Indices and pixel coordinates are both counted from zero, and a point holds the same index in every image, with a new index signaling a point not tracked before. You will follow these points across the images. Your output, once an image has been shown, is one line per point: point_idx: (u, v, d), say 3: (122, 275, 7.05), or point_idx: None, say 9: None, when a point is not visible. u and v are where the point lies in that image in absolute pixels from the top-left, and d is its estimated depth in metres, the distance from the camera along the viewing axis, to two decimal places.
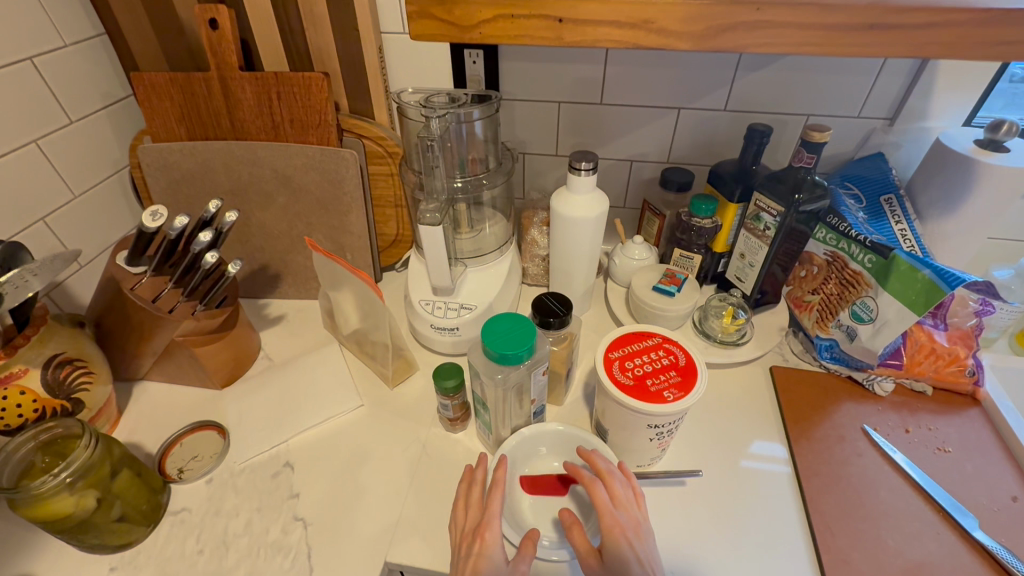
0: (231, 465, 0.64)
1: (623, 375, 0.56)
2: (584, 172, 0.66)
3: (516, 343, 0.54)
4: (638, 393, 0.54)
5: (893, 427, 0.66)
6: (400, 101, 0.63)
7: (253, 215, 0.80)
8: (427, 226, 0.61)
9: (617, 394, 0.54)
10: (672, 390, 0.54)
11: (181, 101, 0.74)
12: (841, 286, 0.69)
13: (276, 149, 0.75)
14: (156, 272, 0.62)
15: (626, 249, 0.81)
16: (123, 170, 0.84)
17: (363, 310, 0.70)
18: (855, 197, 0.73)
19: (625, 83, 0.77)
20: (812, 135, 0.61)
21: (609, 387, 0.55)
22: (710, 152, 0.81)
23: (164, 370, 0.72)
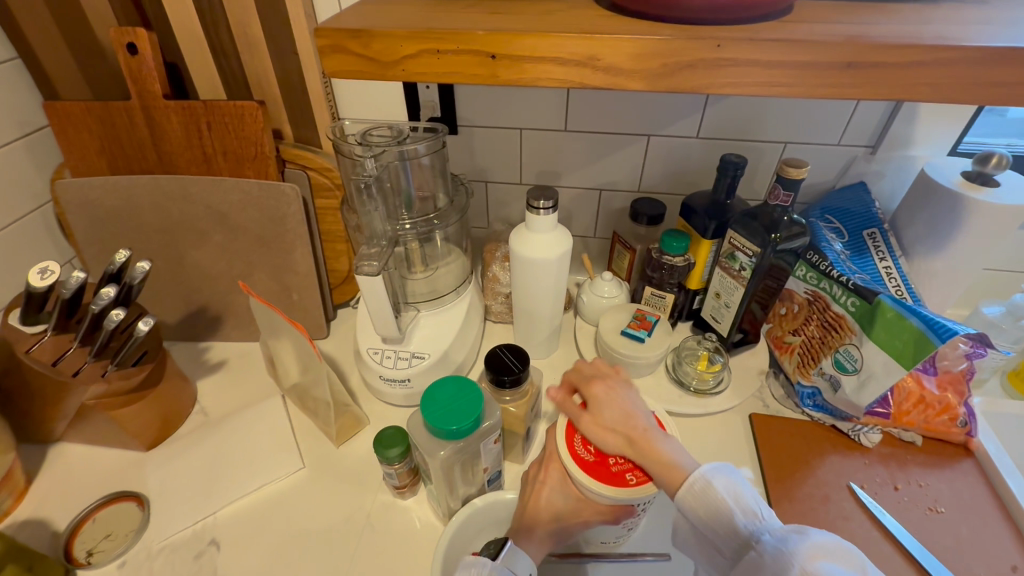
0: (148, 544, 0.57)
1: (585, 449, 0.49)
2: (542, 210, 0.61)
3: (459, 415, 0.48)
4: (599, 472, 0.47)
5: (881, 483, 0.61)
6: (335, 136, 0.57)
7: (187, 254, 0.73)
8: (366, 276, 0.54)
9: (573, 472, 0.48)
10: (637, 473, 0.47)
11: (102, 132, 0.67)
12: (824, 329, 0.64)
13: (208, 184, 0.68)
14: (59, 330, 0.56)
15: (594, 285, 0.75)
16: (45, 205, 0.76)
17: (303, 363, 0.64)
18: (836, 230, 0.68)
19: (590, 110, 0.72)
20: (788, 171, 0.55)
21: (568, 461, 0.49)
22: (683, 181, 0.76)
23: (82, 432, 0.64)
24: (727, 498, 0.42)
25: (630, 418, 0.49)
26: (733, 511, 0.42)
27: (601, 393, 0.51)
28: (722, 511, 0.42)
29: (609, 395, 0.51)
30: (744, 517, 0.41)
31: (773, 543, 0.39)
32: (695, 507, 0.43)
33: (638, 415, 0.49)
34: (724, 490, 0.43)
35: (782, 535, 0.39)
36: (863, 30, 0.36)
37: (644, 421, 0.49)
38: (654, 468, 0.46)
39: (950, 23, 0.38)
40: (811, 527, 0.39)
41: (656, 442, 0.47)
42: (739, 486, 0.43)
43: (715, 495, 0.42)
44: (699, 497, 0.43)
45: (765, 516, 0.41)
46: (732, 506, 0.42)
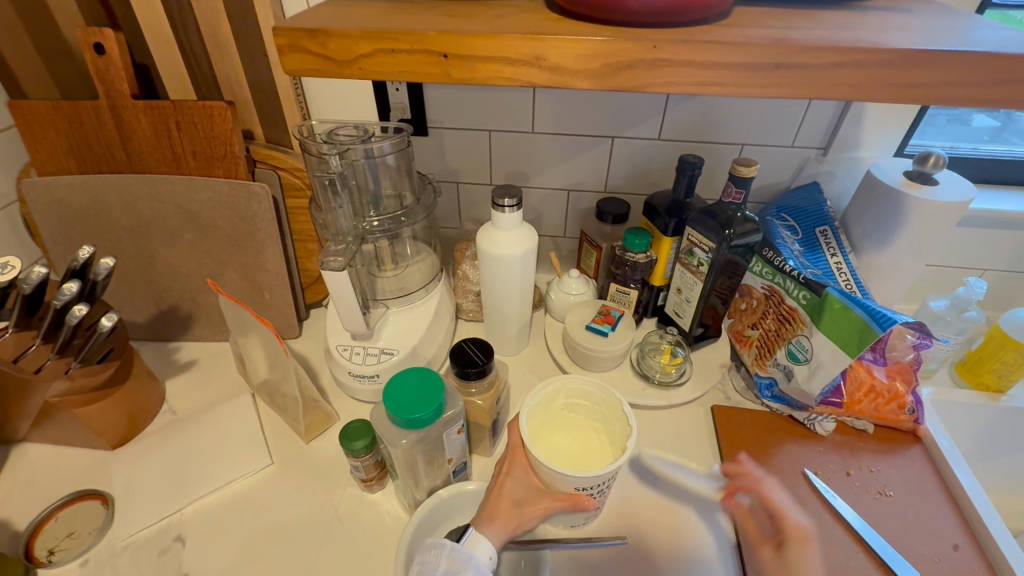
0: (112, 541, 0.57)
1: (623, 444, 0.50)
2: (507, 208, 0.62)
3: (420, 404, 0.49)
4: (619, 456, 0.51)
5: (834, 469, 0.63)
6: (301, 135, 0.58)
7: (156, 253, 0.73)
8: (332, 272, 0.55)
9: (543, 463, 0.49)
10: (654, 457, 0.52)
11: (69, 131, 0.67)
12: (779, 322, 0.66)
13: (178, 183, 0.69)
14: (21, 327, 0.55)
15: (562, 283, 0.77)
16: (11, 205, 0.76)
17: (272, 359, 0.64)
18: (791, 228, 0.71)
19: (556, 112, 0.74)
20: (740, 169, 0.58)
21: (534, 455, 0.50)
22: (647, 181, 0.79)
23: (46, 431, 0.64)
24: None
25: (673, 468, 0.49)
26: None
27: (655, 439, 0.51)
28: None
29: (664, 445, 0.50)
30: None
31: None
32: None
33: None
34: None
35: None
36: (790, 33, 0.38)
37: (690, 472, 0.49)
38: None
39: (873, 29, 0.41)
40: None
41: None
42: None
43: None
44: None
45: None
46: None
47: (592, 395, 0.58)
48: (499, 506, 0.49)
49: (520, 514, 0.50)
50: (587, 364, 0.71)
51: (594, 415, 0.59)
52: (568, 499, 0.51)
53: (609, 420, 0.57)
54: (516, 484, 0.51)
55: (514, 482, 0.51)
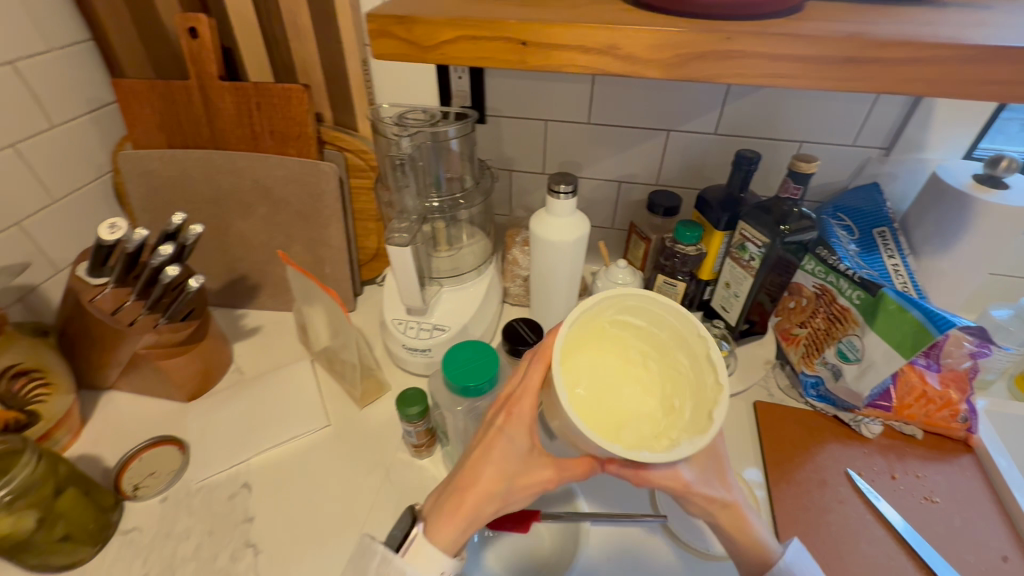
0: (188, 483, 0.63)
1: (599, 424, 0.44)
2: (563, 194, 0.65)
3: (476, 373, 0.52)
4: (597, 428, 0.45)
5: (879, 472, 0.63)
6: (374, 117, 0.62)
7: (231, 224, 0.79)
8: (396, 247, 0.59)
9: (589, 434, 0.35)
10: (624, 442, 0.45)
11: (162, 108, 0.73)
12: (830, 321, 0.66)
13: (255, 160, 0.74)
14: (119, 284, 0.61)
15: (609, 272, 0.78)
16: (105, 175, 0.83)
17: (334, 327, 0.69)
18: (847, 228, 0.70)
19: (612, 103, 0.75)
20: (800, 165, 0.58)
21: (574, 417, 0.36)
22: (700, 176, 0.79)
23: (131, 380, 0.70)
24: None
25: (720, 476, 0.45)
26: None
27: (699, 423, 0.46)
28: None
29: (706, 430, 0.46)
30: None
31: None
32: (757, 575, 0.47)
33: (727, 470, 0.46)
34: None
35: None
36: (865, 28, 0.39)
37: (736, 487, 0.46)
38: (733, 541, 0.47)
39: (951, 25, 0.40)
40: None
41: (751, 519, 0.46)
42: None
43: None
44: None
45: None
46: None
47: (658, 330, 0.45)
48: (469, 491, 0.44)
49: (497, 482, 0.44)
50: None
51: (653, 364, 0.47)
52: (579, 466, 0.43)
53: (670, 374, 0.46)
54: (505, 448, 0.44)
55: (507, 445, 0.44)
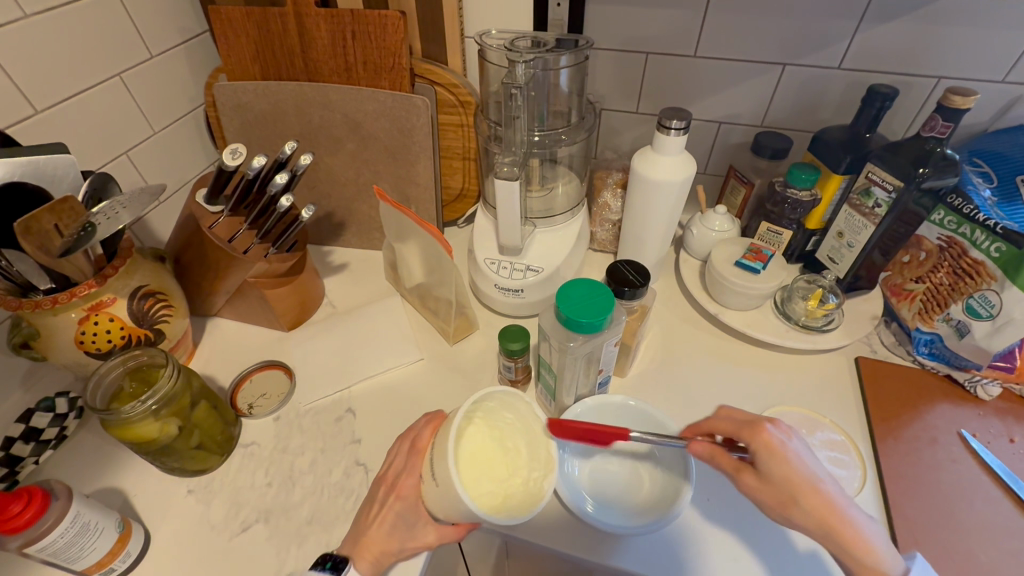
0: (296, 405, 0.66)
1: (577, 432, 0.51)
2: (673, 130, 0.61)
3: (591, 311, 0.52)
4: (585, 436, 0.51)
5: (996, 434, 0.60)
6: (483, 42, 0.62)
7: (322, 160, 0.79)
8: (503, 181, 0.58)
9: (474, 506, 0.43)
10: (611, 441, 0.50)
11: (257, 37, 0.72)
12: (955, 276, 0.62)
13: (347, 92, 0.73)
14: (232, 213, 0.63)
15: (706, 218, 0.75)
16: (198, 108, 0.84)
17: (429, 264, 0.70)
18: (985, 175, 0.63)
19: (724, 32, 0.69)
20: (953, 99, 0.52)
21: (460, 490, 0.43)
22: (813, 117, 0.73)
23: (236, 308, 0.74)
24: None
25: (814, 492, 0.42)
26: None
27: (767, 449, 0.44)
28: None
29: (775, 453, 0.44)
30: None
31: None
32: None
33: (825, 481, 0.44)
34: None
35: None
36: None
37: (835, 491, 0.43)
38: (841, 550, 0.42)
39: None
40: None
41: (853, 523, 0.42)
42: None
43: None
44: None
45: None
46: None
47: (481, 410, 0.50)
48: (365, 542, 0.49)
49: (389, 544, 0.49)
50: (728, 300, 0.70)
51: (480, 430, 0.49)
52: (453, 532, 0.50)
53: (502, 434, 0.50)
54: (389, 521, 0.50)
55: (394, 517, 0.50)
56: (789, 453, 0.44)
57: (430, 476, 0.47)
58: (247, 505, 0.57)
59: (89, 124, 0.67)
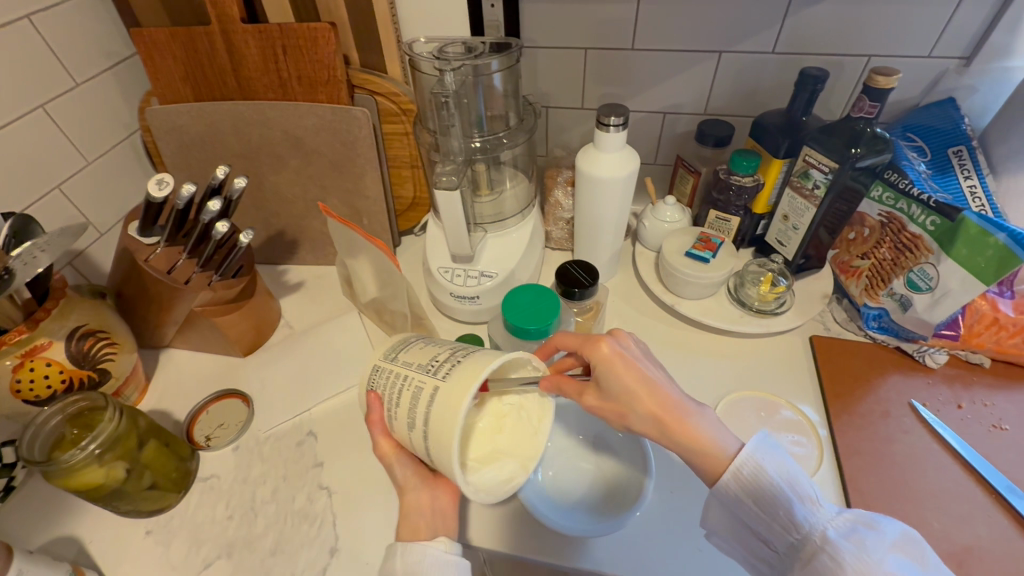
0: (256, 432, 0.65)
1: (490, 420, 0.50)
2: (613, 127, 0.61)
3: (536, 318, 0.55)
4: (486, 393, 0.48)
5: (944, 401, 0.62)
6: (412, 53, 0.61)
7: (266, 178, 0.77)
8: (443, 191, 0.57)
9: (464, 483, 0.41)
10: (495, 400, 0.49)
11: (186, 58, 0.70)
12: (896, 251, 0.63)
13: (284, 108, 0.71)
14: (170, 243, 0.61)
15: (657, 210, 0.75)
16: (134, 134, 0.82)
17: (381, 277, 0.69)
18: (918, 149, 0.66)
19: (659, 24, 0.69)
20: (878, 80, 0.53)
21: (455, 467, 0.41)
22: (752, 102, 0.74)
23: (189, 338, 0.72)
24: (780, 482, 0.41)
25: (653, 395, 0.44)
26: (787, 495, 0.41)
27: (607, 357, 0.46)
28: (775, 500, 0.41)
29: (617, 360, 0.45)
30: (801, 504, 0.41)
31: (838, 537, 0.39)
32: (741, 491, 0.42)
33: (664, 386, 0.45)
34: (775, 474, 0.41)
35: (848, 528, 0.40)
36: None
37: (674, 395, 0.45)
38: (689, 454, 0.43)
39: None
40: (879, 519, 0.40)
41: (694, 425, 0.44)
42: (922, 542, 0.39)
43: (766, 480, 0.41)
44: (748, 485, 0.42)
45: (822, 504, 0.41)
46: (786, 490, 0.41)
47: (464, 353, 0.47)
48: None
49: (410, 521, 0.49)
50: (684, 290, 0.71)
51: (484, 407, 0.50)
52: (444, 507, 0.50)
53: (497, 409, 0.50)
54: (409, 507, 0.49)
55: None
56: (627, 361, 0.46)
57: (418, 428, 0.43)
58: (207, 542, 0.56)
59: (14, 161, 0.64)
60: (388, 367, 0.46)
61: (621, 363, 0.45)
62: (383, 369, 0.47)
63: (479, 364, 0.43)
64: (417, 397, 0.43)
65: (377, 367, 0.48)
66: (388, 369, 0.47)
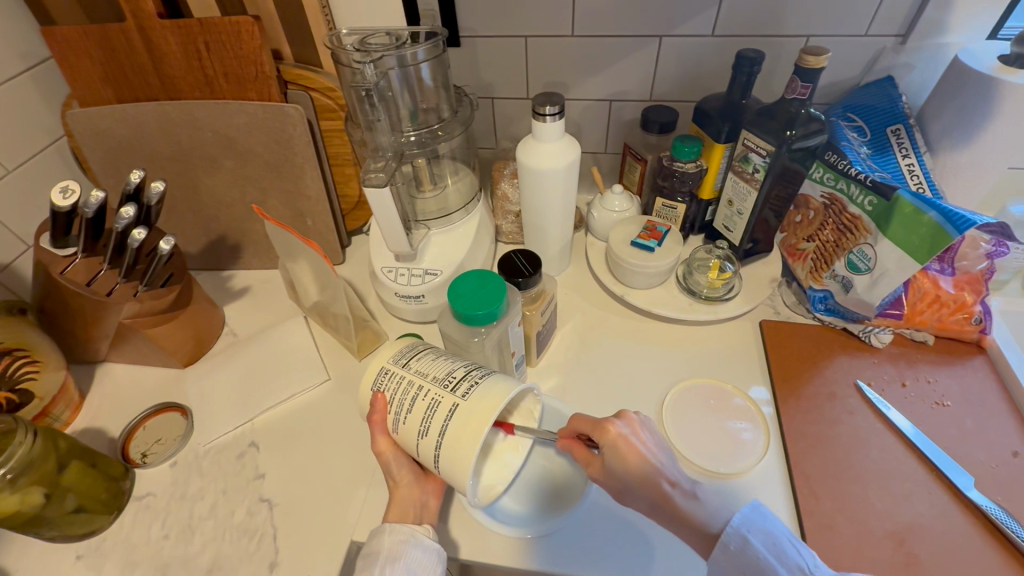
0: (196, 446, 0.63)
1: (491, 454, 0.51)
2: (548, 117, 0.59)
3: (485, 302, 0.52)
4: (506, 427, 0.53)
5: (889, 380, 0.62)
6: (334, 46, 0.58)
7: (201, 182, 0.74)
8: (373, 188, 0.55)
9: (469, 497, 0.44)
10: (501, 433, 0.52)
11: (105, 57, 0.66)
12: (838, 233, 0.63)
13: (213, 107, 0.68)
14: (88, 253, 0.59)
15: (605, 199, 0.74)
16: (60, 139, 0.77)
17: (322, 280, 0.67)
18: (858, 129, 0.66)
19: (598, 8, 0.67)
20: (807, 60, 0.52)
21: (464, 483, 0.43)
22: (696, 87, 0.73)
23: (124, 352, 0.69)
24: (768, 554, 0.38)
25: (652, 479, 0.43)
26: (774, 567, 0.38)
27: (613, 438, 0.44)
28: (762, 573, 0.38)
29: (620, 446, 0.44)
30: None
31: None
32: (728, 565, 0.39)
33: (667, 470, 0.43)
34: (761, 544, 0.39)
35: None
36: None
37: (671, 473, 0.43)
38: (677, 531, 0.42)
39: None
40: None
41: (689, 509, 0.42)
42: None
43: (752, 553, 0.39)
44: (735, 559, 0.39)
45: (813, 570, 0.38)
46: (773, 563, 0.38)
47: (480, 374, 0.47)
48: None
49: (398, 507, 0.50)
50: (631, 280, 0.70)
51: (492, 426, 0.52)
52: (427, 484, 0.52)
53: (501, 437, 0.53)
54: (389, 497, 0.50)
55: None
56: (637, 447, 0.44)
57: (430, 438, 0.44)
58: (141, 564, 0.54)
59: None
60: (399, 372, 0.47)
61: (622, 448, 0.44)
62: (392, 374, 0.48)
63: (499, 388, 0.44)
64: (434, 407, 0.44)
65: (384, 370, 0.48)
66: (399, 374, 0.47)
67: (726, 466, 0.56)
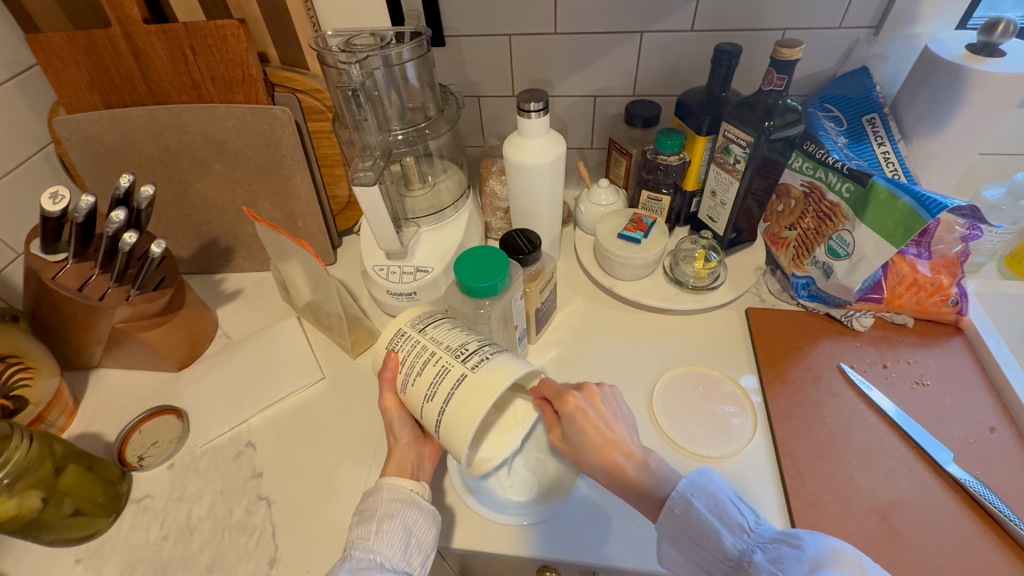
0: (192, 448, 0.63)
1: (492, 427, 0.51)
2: (533, 113, 0.60)
3: (488, 274, 0.54)
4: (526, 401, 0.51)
5: (871, 362, 0.64)
6: (319, 47, 0.59)
7: (190, 186, 0.75)
8: (362, 186, 0.56)
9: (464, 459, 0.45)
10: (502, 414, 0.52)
11: (91, 64, 0.67)
12: (818, 220, 0.65)
13: (201, 111, 0.68)
14: (79, 259, 0.59)
15: (592, 194, 0.75)
16: (47, 147, 0.77)
17: (313, 280, 0.67)
18: (835, 119, 0.68)
19: (580, 6, 0.68)
20: (783, 52, 0.54)
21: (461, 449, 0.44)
22: (678, 81, 0.74)
23: (118, 357, 0.69)
24: (710, 515, 0.40)
25: (611, 449, 0.46)
26: (716, 529, 0.40)
27: (572, 410, 0.48)
28: (704, 533, 0.40)
29: (580, 421, 0.47)
30: (731, 535, 0.39)
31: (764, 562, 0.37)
32: (675, 529, 0.41)
33: (627, 440, 0.47)
34: (704, 507, 0.40)
35: (772, 548, 0.37)
36: None
37: (629, 444, 0.46)
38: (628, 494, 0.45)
39: None
40: (806, 535, 0.37)
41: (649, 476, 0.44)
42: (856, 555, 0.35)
43: (696, 515, 0.40)
44: (680, 523, 0.41)
45: (754, 529, 0.39)
46: (715, 524, 0.40)
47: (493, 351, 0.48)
48: None
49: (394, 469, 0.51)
50: (618, 271, 0.72)
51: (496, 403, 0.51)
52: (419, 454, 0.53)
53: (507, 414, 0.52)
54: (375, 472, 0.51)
55: None
56: (592, 416, 0.47)
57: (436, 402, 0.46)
58: (140, 565, 0.54)
59: None
60: (415, 335, 0.49)
61: (580, 420, 0.47)
62: (408, 337, 0.49)
63: (509, 368, 0.45)
64: (444, 373, 0.46)
65: (400, 332, 0.50)
66: (414, 338, 0.49)
67: (715, 450, 0.58)
